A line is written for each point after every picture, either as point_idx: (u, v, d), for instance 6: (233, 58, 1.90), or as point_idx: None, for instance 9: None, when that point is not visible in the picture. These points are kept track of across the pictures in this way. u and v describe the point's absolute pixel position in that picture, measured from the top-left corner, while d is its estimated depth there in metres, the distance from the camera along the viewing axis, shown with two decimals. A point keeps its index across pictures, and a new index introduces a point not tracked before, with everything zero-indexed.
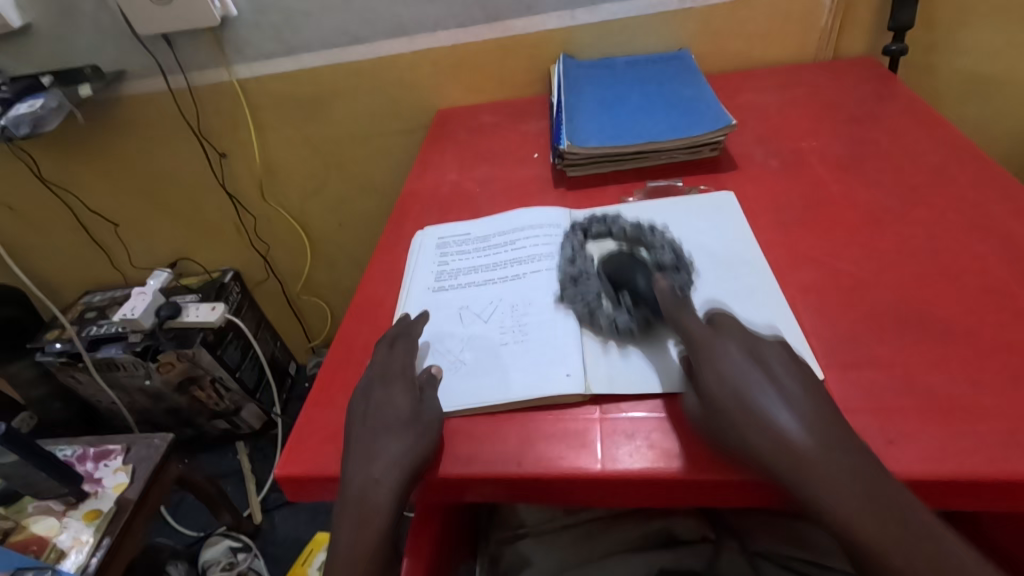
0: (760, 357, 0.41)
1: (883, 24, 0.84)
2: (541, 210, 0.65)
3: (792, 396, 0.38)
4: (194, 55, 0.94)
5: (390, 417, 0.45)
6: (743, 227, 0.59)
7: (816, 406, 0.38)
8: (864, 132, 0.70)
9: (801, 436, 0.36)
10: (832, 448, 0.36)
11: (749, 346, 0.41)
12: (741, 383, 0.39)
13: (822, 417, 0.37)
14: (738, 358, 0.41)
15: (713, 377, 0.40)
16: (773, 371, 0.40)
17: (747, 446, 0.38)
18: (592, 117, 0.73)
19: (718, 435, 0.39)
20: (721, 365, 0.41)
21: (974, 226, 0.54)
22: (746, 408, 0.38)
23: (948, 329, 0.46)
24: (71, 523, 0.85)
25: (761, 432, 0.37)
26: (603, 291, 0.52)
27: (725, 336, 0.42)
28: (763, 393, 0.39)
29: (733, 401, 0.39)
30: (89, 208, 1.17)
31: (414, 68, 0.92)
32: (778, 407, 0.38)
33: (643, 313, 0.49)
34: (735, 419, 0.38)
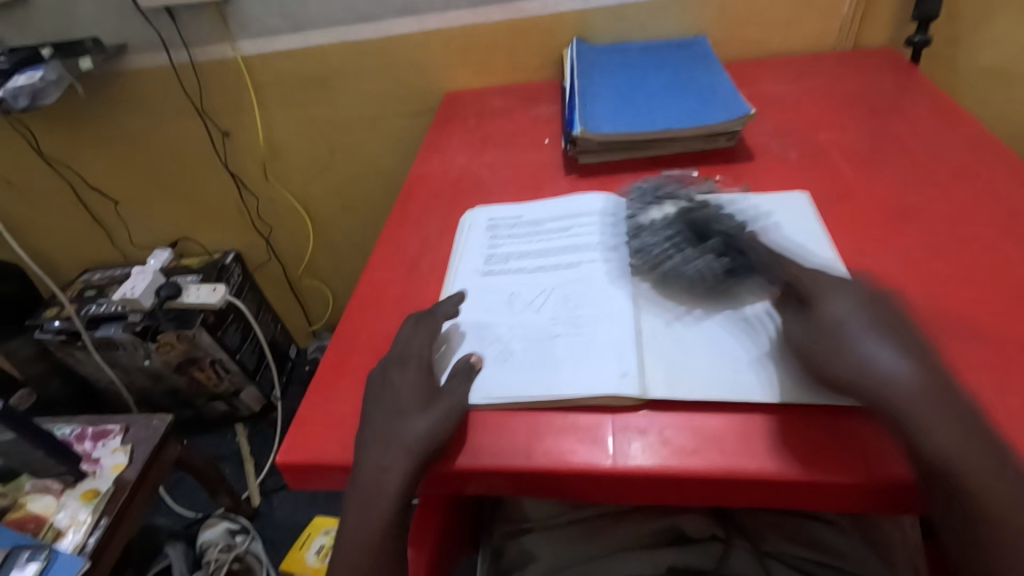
0: (867, 299, 0.41)
1: (906, 14, 0.81)
2: (600, 199, 0.62)
3: (901, 334, 0.38)
4: (198, 30, 0.92)
5: (406, 402, 0.44)
6: (817, 230, 0.55)
7: (923, 346, 0.38)
8: (885, 124, 0.68)
9: (913, 375, 0.36)
10: (947, 386, 0.36)
11: (866, 291, 0.42)
12: (859, 324, 0.39)
13: (936, 361, 0.37)
14: (850, 301, 0.41)
15: (827, 314, 0.41)
16: (883, 317, 0.39)
17: (855, 381, 0.37)
18: (606, 103, 0.71)
19: (814, 359, 0.40)
20: (829, 307, 0.41)
21: (998, 224, 0.53)
22: (851, 344, 0.38)
23: (970, 330, 0.45)
24: (68, 502, 0.84)
25: (870, 368, 0.37)
26: (682, 242, 0.53)
27: (838, 286, 0.42)
28: (857, 324, 0.39)
29: (847, 335, 0.39)
30: (89, 184, 1.15)
31: (423, 49, 0.90)
32: (890, 348, 0.38)
33: (727, 265, 0.50)
34: (848, 355, 0.38)
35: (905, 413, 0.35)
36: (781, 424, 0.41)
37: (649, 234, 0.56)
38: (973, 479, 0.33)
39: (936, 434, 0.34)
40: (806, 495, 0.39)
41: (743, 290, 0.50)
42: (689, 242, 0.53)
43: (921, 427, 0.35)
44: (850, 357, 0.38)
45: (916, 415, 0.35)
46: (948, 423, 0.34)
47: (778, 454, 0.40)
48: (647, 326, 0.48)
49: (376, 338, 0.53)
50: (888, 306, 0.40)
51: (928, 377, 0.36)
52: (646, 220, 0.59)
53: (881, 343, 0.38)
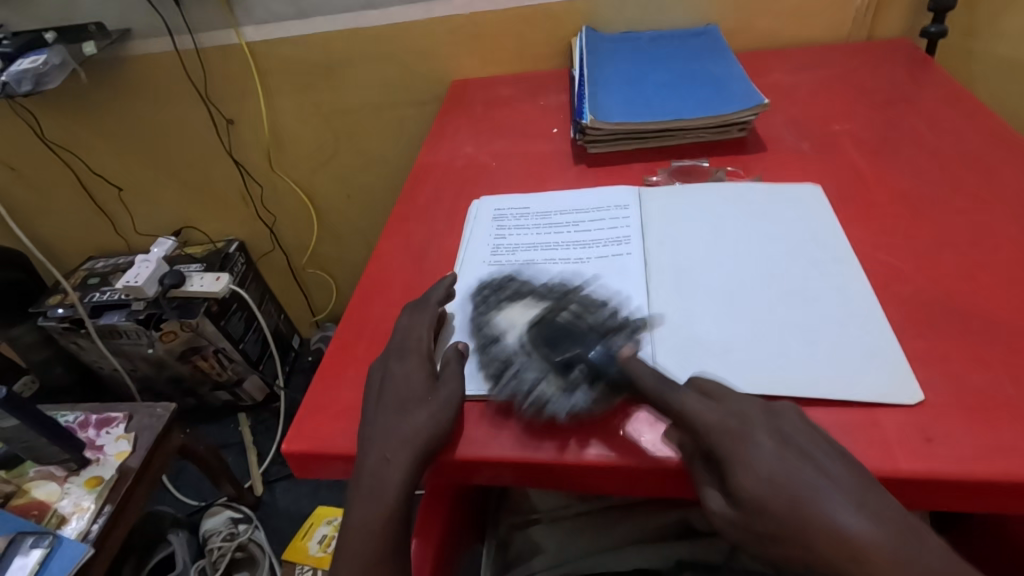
0: (793, 444, 0.35)
1: (922, 4, 0.80)
2: (609, 191, 0.62)
3: (839, 473, 0.34)
4: (203, 16, 0.91)
5: (413, 392, 0.43)
6: (829, 224, 0.54)
7: (863, 488, 0.33)
8: (899, 116, 0.67)
9: (872, 537, 0.31)
10: (901, 538, 0.31)
11: (774, 432, 0.36)
12: (793, 481, 0.33)
13: (883, 507, 0.32)
14: (771, 450, 0.35)
15: (745, 487, 0.34)
16: (807, 463, 0.34)
17: (822, 557, 0.32)
18: (616, 92, 0.70)
19: (762, 543, 0.34)
20: (757, 466, 0.34)
21: (1017, 216, 0.52)
22: (805, 512, 0.32)
23: (987, 323, 0.44)
24: (72, 489, 0.84)
25: (832, 541, 0.31)
26: (544, 372, 0.44)
27: (745, 432, 0.36)
28: (803, 478, 0.33)
29: (789, 505, 0.33)
30: (92, 171, 1.14)
31: (430, 36, 0.89)
32: (841, 505, 0.32)
33: (602, 390, 0.42)
34: (801, 529, 0.32)
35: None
36: None
37: (506, 366, 0.45)
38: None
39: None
40: None
41: (760, 281, 0.50)
42: (553, 372, 0.44)
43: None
44: (801, 528, 0.32)
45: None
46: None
47: None
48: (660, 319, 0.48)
49: (383, 327, 0.53)
50: (802, 444, 0.35)
51: (887, 534, 0.31)
52: (659, 209, 0.59)
53: (828, 501, 0.32)
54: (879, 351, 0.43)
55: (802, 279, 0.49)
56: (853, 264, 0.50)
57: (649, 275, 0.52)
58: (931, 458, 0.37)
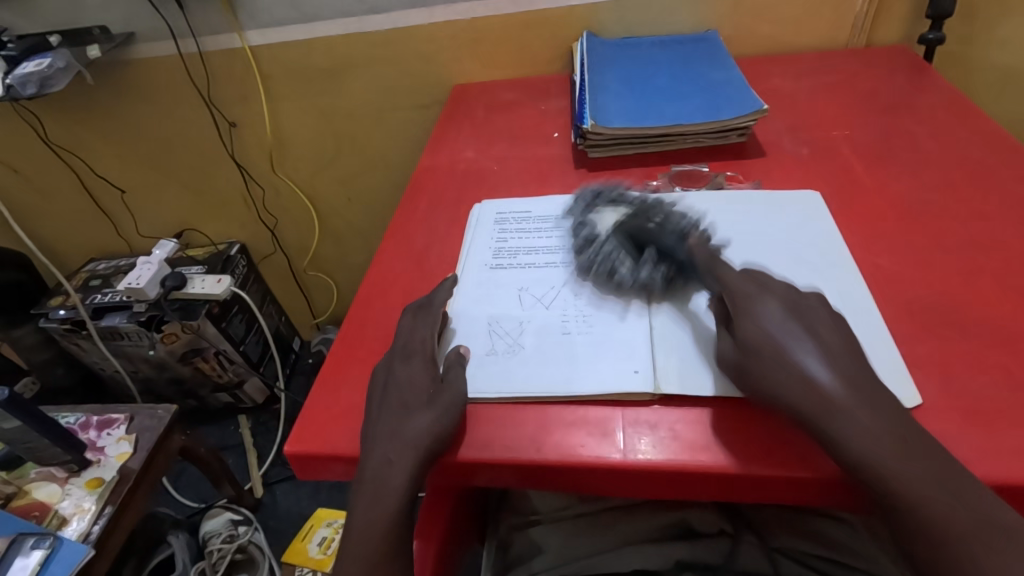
0: (801, 313, 0.41)
1: (920, 11, 0.81)
2: (610, 195, 0.62)
3: (830, 343, 0.39)
4: (206, 20, 0.92)
5: (414, 395, 0.44)
6: (828, 228, 0.54)
7: (846, 354, 0.38)
8: (897, 122, 0.67)
9: (836, 386, 0.36)
10: (865, 396, 0.36)
11: (785, 300, 0.41)
12: (783, 337, 0.39)
13: (858, 371, 0.37)
14: (777, 313, 0.40)
15: (746, 333, 0.40)
16: (815, 325, 0.40)
17: (787, 393, 0.37)
18: (617, 97, 0.70)
19: (745, 380, 0.40)
20: (759, 319, 0.40)
21: (1013, 222, 0.52)
22: (786, 357, 0.38)
23: (983, 328, 0.44)
24: (73, 490, 0.84)
25: (800, 380, 0.37)
26: (620, 250, 0.52)
27: (762, 292, 0.42)
28: (793, 338, 0.39)
29: (774, 350, 0.39)
30: (95, 173, 1.15)
31: (432, 41, 0.89)
32: (818, 358, 0.38)
33: (665, 272, 0.49)
34: (778, 368, 0.38)
35: (827, 424, 0.35)
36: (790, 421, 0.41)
37: (593, 247, 0.53)
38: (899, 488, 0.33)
39: (859, 443, 0.35)
40: (816, 491, 0.39)
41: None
42: (627, 253, 0.52)
43: (849, 437, 0.35)
44: (786, 368, 0.38)
45: (837, 427, 0.35)
46: (870, 436, 0.35)
47: (788, 452, 0.39)
48: (659, 323, 0.48)
49: (385, 329, 0.53)
50: (808, 314, 0.41)
51: (847, 387, 0.36)
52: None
53: (814, 354, 0.38)
54: (877, 356, 0.43)
55: (801, 283, 0.49)
56: (851, 268, 0.50)
57: None
58: None
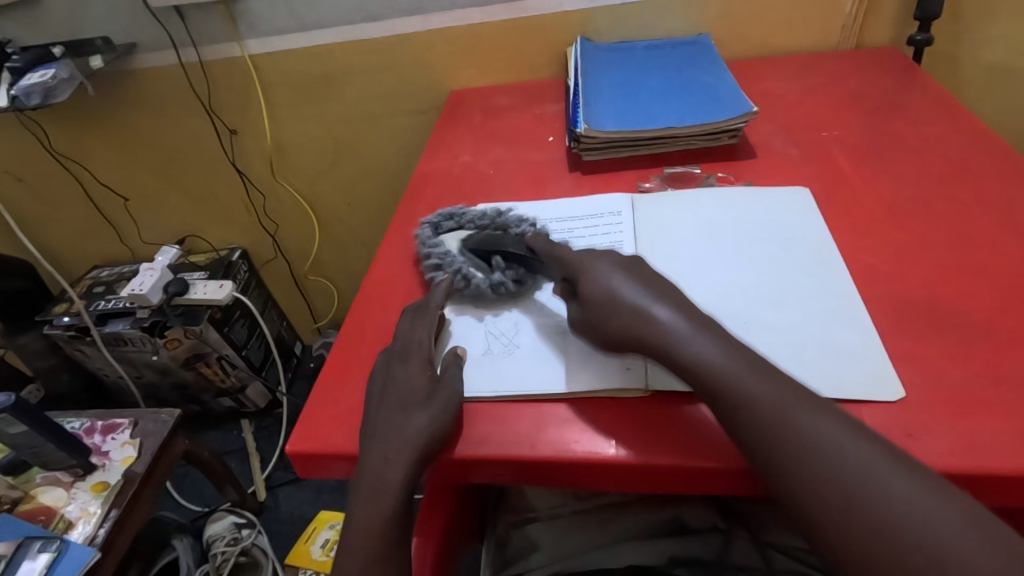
0: (635, 272, 0.46)
1: (909, 13, 0.82)
2: (604, 197, 0.63)
3: (664, 295, 0.44)
4: (206, 29, 0.93)
5: (412, 393, 0.45)
6: (817, 227, 0.56)
7: (675, 297, 0.44)
8: (886, 122, 0.69)
9: (671, 318, 0.42)
10: (700, 322, 0.42)
11: (623, 261, 0.47)
12: (624, 285, 0.44)
13: (688, 309, 0.43)
14: (615, 272, 0.46)
15: (591, 292, 0.45)
16: (645, 279, 0.46)
17: (631, 329, 0.42)
18: (610, 101, 0.71)
19: (601, 327, 0.44)
20: (597, 278, 0.46)
21: (998, 219, 0.53)
22: (626, 301, 0.43)
23: (967, 323, 0.45)
24: (79, 494, 0.86)
25: (639, 318, 0.42)
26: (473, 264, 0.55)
27: (601, 255, 0.48)
28: (627, 286, 0.44)
29: (610, 300, 0.44)
30: (98, 181, 1.16)
31: (429, 48, 0.91)
32: (655, 301, 0.43)
33: (515, 273, 0.53)
34: (621, 310, 0.43)
35: (665, 347, 0.40)
36: None
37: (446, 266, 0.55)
38: (723, 384, 0.38)
39: (693, 359, 0.40)
40: None
41: (751, 282, 0.51)
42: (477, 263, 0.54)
43: (679, 353, 0.40)
44: (631, 305, 0.43)
45: (675, 352, 0.40)
46: (695, 352, 0.40)
47: None
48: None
49: (384, 330, 0.54)
50: (640, 269, 0.47)
51: (682, 319, 0.42)
52: (653, 214, 0.60)
53: (649, 295, 0.44)
54: (864, 351, 0.44)
55: (790, 282, 0.50)
56: (840, 266, 0.51)
57: None
58: (912, 452, 0.38)
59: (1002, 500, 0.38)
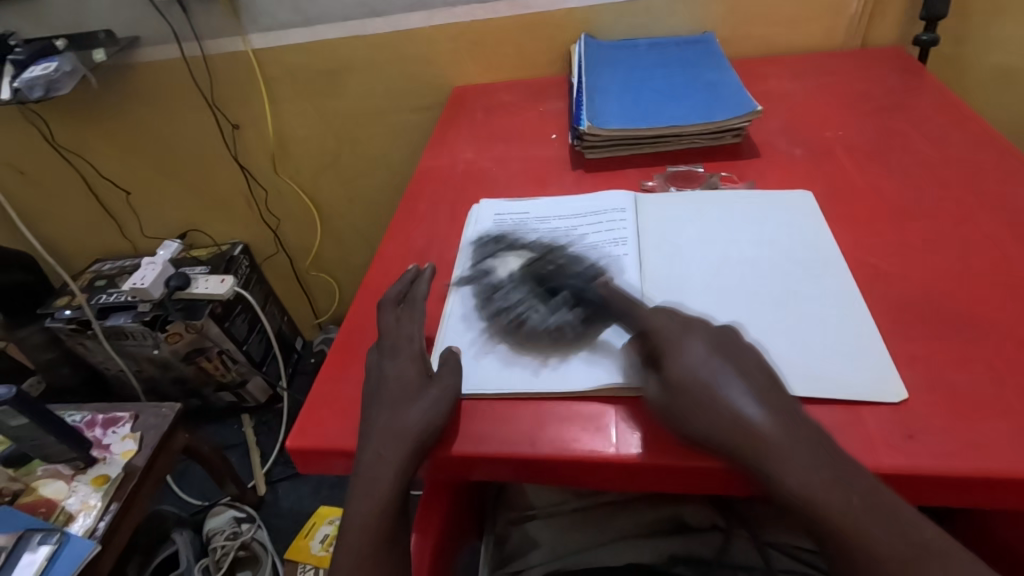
0: (726, 351, 0.40)
1: (915, 13, 0.81)
2: (607, 195, 0.63)
3: (754, 376, 0.39)
4: (210, 23, 0.93)
5: (407, 390, 0.45)
6: (819, 228, 0.55)
7: (771, 386, 0.39)
8: (891, 122, 0.68)
9: (762, 421, 0.36)
10: (795, 424, 0.36)
11: (713, 336, 0.41)
12: (710, 372, 0.39)
13: (782, 404, 0.38)
14: (701, 352, 0.40)
15: (675, 374, 0.40)
16: (736, 356, 0.40)
17: (717, 434, 0.37)
18: (613, 99, 0.71)
19: (686, 421, 0.39)
20: (687, 356, 0.40)
21: (1002, 221, 0.53)
22: (720, 396, 0.38)
23: (969, 324, 0.45)
24: (79, 487, 0.86)
25: (730, 422, 0.37)
26: (530, 297, 0.52)
27: (686, 330, 0.42)
28: (723, 375, 0.39)
29: (701, 387, 0.38)
30: (100, 175, 1.17)
31: (432, 44, 0.90)
32: (744, 396, 0.38)
33: (579, 313, 0.49)
34: (709, 404, 0.38)
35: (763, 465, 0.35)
36: None
37: (501, 292, 0.53)
38: None
39: (794, 484, 0.34)
40: None
41: (754, 283, 0.51)
42: (538, 297, 0.52)
43: (775, 470, 0.35)
44: (723, 402, 0.37)
45: (769, 465, 0.35)
46: (787, 465, 0.35)
47: None
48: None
49: None
50: (733, 349, 0.41)
51: (777, 420, 0.36)
52: (656, 215, 0.60)
53: (743, 387, 0.38)
54: (865, 352, 0.44)
55: (793, 283, 0.50)
56: (842, 267, 0.51)
57: (644, 277, 0.53)
58: (912, 453, 0.38)
59: (1002, 502, 0.38)
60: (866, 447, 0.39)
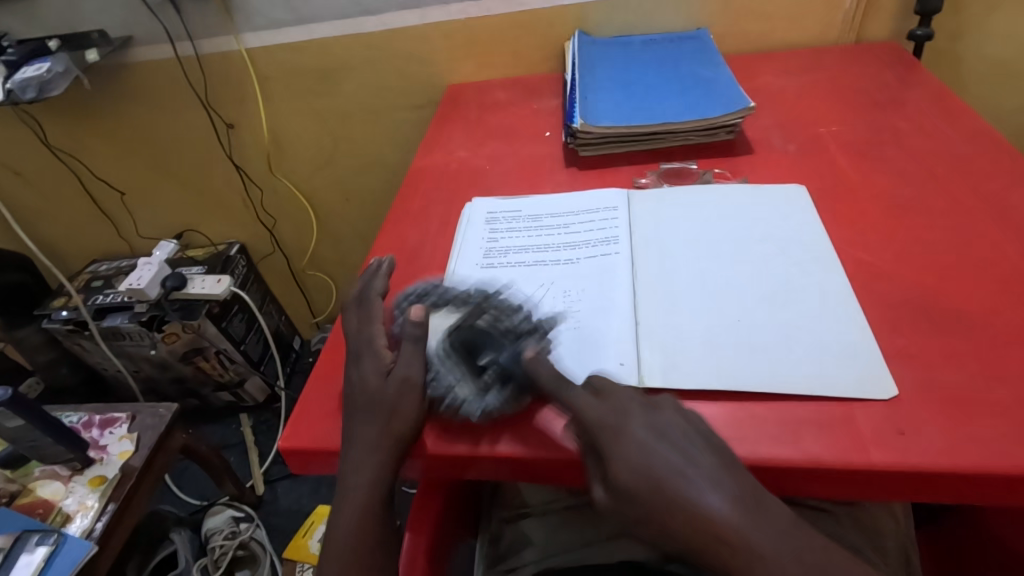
0: (672, 434, 0.36)
1: (910, 8, 0.81)
2: (599, 192, 0.63)
3: (704, 460, 0.35)
4: (203, 23, 0.93)
5: (370, 397, 0.44)
6: (813, 224, 0.55)
7: (727, 467, 0.35)
8: (886, 118, 0.68)
9: (728, 517, 0.33)
10: (757, 510, 0.33)
11: (657, 417, 0.38)
12: (657, 466, 0.35)
13: (741, 487, 0.34)
14: (645, 441, 0.36)
15: (618, 478, 0.35)
16: (684, 438, 0.36)
17: (679, 536, 0.33)
18: (607, 96, 0.71)
19: (640, 526, 0.34)
20: (629, 451, 0.36)
21: (995, 217, 0.53)
22: (673, 491, 0.34)
23: (962, 320, 0.45)
24: (76, 488, 0.86)
25: (694, 527, 0.33)
26: (460, 373, 0.45)
27: (627, 418, 0.38)
28: (673, 467, 0.35)
29: (655, 488, 0.34)
30: (95, 175, 1.16)
31: (426, 42, 0.90)
32: (704, 488, 0.34)
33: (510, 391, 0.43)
34: (665, 510, 0.34)
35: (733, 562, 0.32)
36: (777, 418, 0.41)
37: (425, 370, 0.45)
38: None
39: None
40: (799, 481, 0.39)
41: (745, 280, 0.51)
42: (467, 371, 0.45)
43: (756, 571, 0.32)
44: (678, 495, 0.34)
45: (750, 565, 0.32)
46: (770, 561, 0.32)
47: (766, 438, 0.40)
48: (646, 321, 0.49)
49: None
50: (680, 429, 0.37)
51: (739, 510, 0.33)
52: (647, 211, 0.60)
53: (697, 475, 0.34)
54: (857, 349, 0.44)
55: (786, 280, 0.50)
56: (835, 263, 0.51)
57: (636, 276, 0.53)
58: (903, 450, 0.38)
59: (994, 498, 0.38)
60: (857, 444, 0.39)
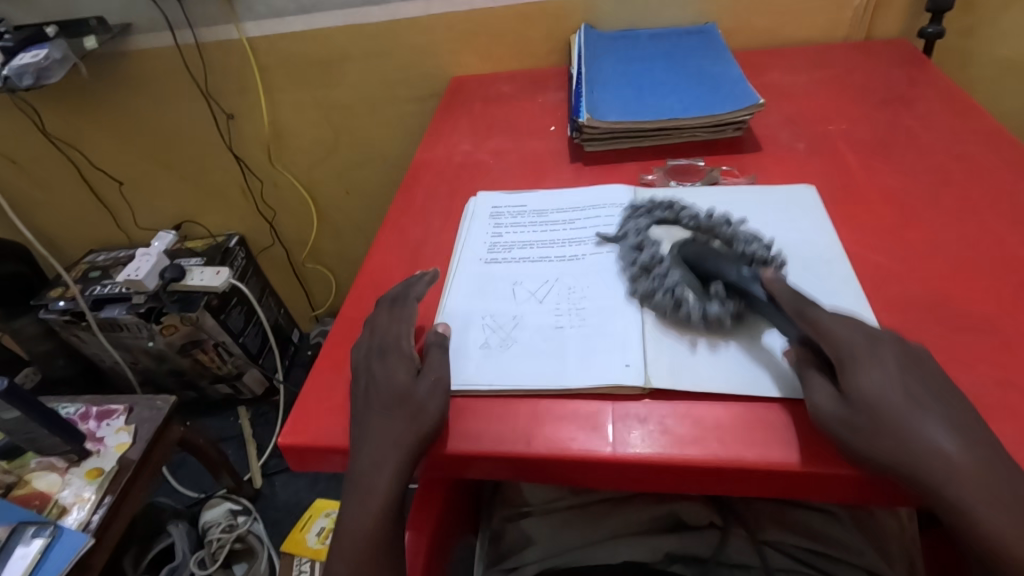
0: (913, 373, 0.37)
1: (919, 6, 0.80)
2: (605, 188, 0.62)
3: (952, 404, 0.36)
4: (203, 11, 0.91)
5: (387, 395, 0.43)
6: (820, 223, 0.55)
7: (967, 418, 0.35)
8: (895, 116, 0.67)
9: (964, 459, 0.33)
10: (996, 465, 0.33)
11: (900, 358, 0.38)
12: (900, 399, 0.36)
13: (982, 439, 0.34)
14: (891, 372, 0.37)
15: (860, 391, 0.36)
16: (926, 380, 0.37)
17: (906, 466, 0.34)
18: (613, 91, 0.70)
19: (853, 446, 0.36)
20: (871, 379, 0.37)
21: (1006, 218, 0.52)
22: (908, 424, 0.35)
23: (972, 324, 0.45)
24: (73, 480, 0.85)
25: (922, 458, 0.34)
26: (686, 282, 0.47)
27: (875, 355, 0.38)
28: (915, 405, 0.35)
29: (899, 413, 0.35)
30: (93, 164, 1.15)
31: (430, 33, 0.89)
32: (939, 427, 0.35)
33: (734, 307, 0.45)
34: (900, 438, 0.35)
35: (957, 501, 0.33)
36: (782, 424, 0.41)
37: (652, 273, 0.48)
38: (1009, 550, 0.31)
39: (1000, 527, 0.32)
40: (804, 486, 0.39)
41: None
42: (692, 282, 0.47)
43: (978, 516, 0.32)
44: (905, 433, 0.35)
45: (961, 504, 0.33)
46: (992, 509, 0.32)
47: (771, 442, 0.40)
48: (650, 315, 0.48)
49: None
50: (926, 373, 0.37)
51: (975, 457, 0.33)
52: None
53: (926, 414, 0.35)
54: None
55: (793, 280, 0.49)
56: (844, 264, 0.50)
57: None
58: None
59: None
60: None
